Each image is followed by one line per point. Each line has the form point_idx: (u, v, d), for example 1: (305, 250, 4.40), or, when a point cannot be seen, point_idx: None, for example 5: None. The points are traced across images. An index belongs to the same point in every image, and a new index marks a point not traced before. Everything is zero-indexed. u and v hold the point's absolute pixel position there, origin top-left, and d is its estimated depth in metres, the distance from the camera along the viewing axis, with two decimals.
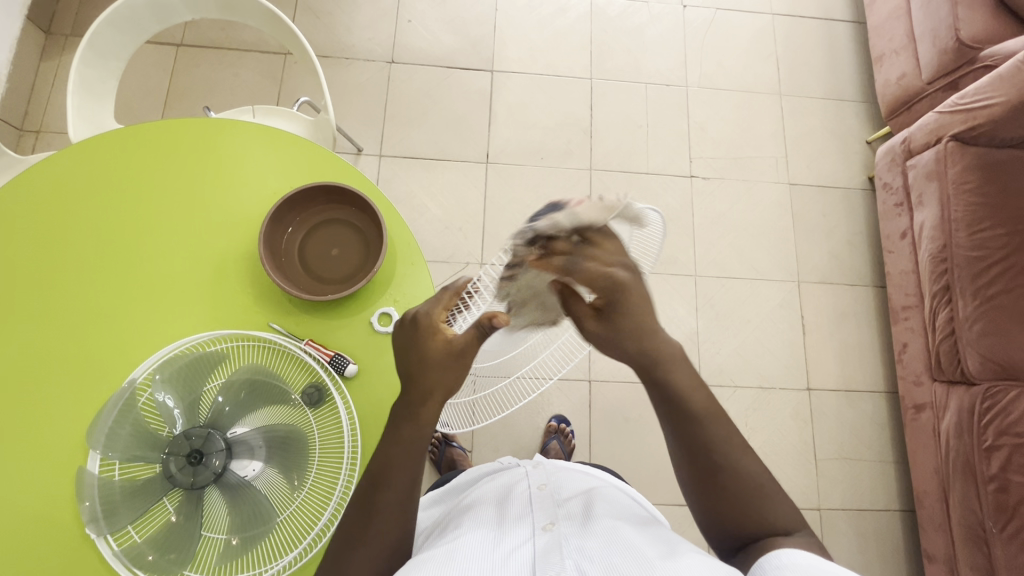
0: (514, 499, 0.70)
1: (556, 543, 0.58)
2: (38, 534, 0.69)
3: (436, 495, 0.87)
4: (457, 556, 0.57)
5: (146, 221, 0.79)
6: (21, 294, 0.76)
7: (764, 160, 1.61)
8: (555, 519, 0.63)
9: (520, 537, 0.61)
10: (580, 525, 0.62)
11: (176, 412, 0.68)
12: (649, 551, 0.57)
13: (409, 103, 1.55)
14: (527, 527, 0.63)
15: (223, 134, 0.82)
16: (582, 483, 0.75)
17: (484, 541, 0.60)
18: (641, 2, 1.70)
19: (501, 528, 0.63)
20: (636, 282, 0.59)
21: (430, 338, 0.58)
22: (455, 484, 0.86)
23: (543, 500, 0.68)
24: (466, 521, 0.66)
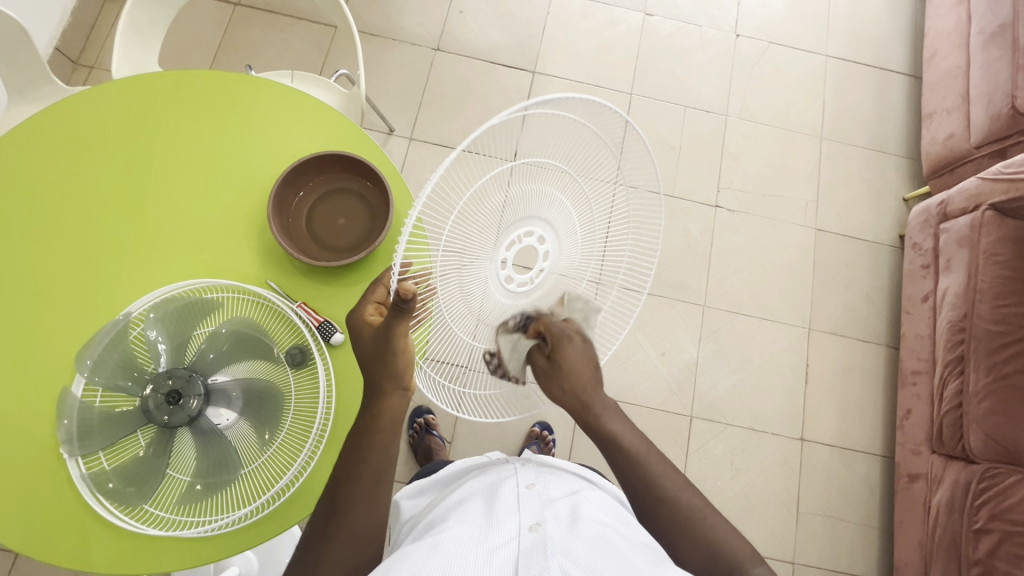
0: (501, 494, 0.68)
1: (543, 544, 0.58)
2: (15, 445, 0.72)
3: (423, 484, 0.86)
4: (443, 554, 0.57)
5: (164, 169, 0.81)
6: (38, 215, 0.79)
7: (793, 201, 1.58)
8: (543, 519, 0.62)
9: (506, 536, 0.60)
10: (567, 527, 0.61)
11: (162, 351, 0.70)
12: (634, 558, 0.57)
13: (448, 91, 1.57)
14: (512, 525, 0.62)
15: (252, 94, 0.84)
16: (570, 483, 0.74)
17: (470, 537, 0.59)
18: (694, 25, 1.69)
19: (486, 523, 0.62)
20: (584, 347, 0.68)
21: (363, 329, 0.62)
22: (443, 474, 0.85)
23: (530, 498, 0.67)
24: (455, 515, 0.66)
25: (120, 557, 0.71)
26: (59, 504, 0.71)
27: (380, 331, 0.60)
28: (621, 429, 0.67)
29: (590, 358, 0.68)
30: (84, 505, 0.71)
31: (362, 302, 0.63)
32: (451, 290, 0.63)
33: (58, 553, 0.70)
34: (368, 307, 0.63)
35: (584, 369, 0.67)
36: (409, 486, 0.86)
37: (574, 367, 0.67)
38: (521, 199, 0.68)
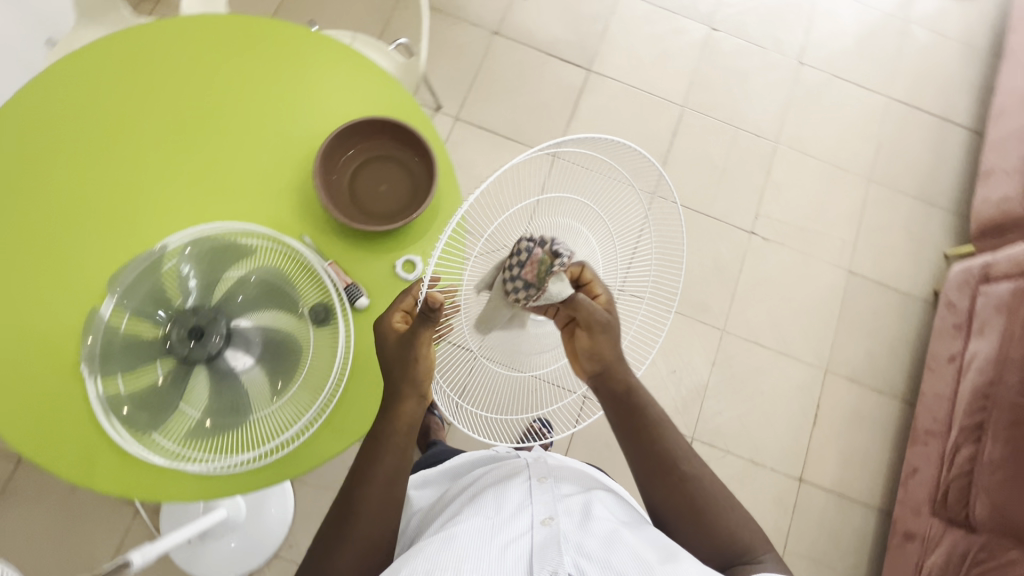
0: (513, 486, 0.69)
1: (555, 540, 0.59)
2: (40, 354, 0.74)
3: (429, 475, 0.87)
4: (460, 549, 0.58)
5: (216, 109, 0.82)
6: (89, 136, 0.80)
7: (830, 240, 1.55)
8: (554, 515, 0.64)
9: (518, 530, 0.61)
10: (580, 524, 0.63)
11: (193, 287, 0.72)
12: (648, 555, 0.60)
13: (500, 76, 1.56)
14: (525, 519, 0.63)
15: (314, 49, 0.84)
16: (580, 482, 0.75)
17: (484, 529, 0.61)
18: (758, 47, 1.66)
19: (499, 515, 0.63)
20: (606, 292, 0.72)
21: (388, 336, 0.65)
22: (447, 467, 0.87)
23: (543, 492, 0.68)
24: (468, 507, 0.67)
25: (118, 481, 0.72)
26: (72, 418, 0.73)
27: (405, 337, 0.63)
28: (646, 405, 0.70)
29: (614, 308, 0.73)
30: (92, 425, 0.73)
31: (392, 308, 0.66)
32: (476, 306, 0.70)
33: (60, 467, 0.72)
34: (395, 315, 0.66)
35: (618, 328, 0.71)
36: (416, 475, 0.88)
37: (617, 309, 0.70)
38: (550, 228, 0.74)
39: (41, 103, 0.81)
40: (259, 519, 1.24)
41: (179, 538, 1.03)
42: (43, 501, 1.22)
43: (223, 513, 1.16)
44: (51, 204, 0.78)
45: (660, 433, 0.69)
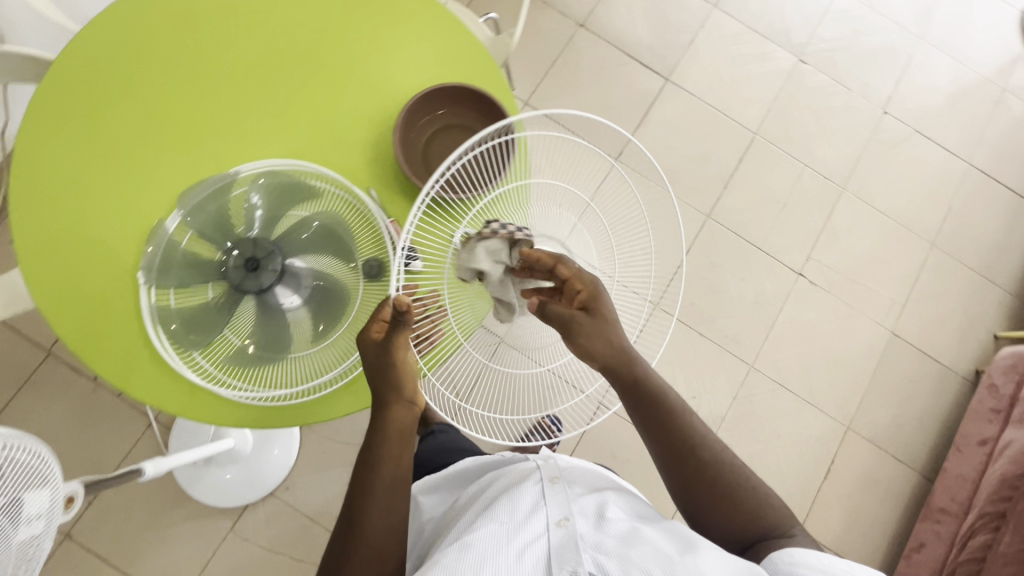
0: (525, 485, 0.70)
1: (573, 541, 0.63)
2: (99, 253, 0.75)
3: (438, 481, 0.89)
4: (475, 561, 0.60)
5: (310, 48, 0.82)
6: (181, 46, 0.80)
7: (878, 297, 1.50)
8: (569, 515, 0.66)
9: (535, 532, 0.64)
10: (597, 524, 0.66)
11: (257, 218, 0.73)
12: (668, 546, 0.62)
13: (577, 69, 1.54)
14: (540, 520, 0.66)
15: (418, 10, 0.85)
16: (592, 478, 0.76)
17: (499, 535, 0.63)
18: (843, 88, 1.61)
19: (513, 518, 0.65)
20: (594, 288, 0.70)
21: (366, 346, 0.65)
22: (457, 471, 0.88)
23: (556, 491, 0.69)
24: (483, 508, 0.69)
25: (153, 391, 0.74)
26: (118, 322, 0.74)
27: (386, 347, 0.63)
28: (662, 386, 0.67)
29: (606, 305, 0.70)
30: (137, 333, 0.74)
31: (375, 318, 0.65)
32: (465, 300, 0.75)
33: (101, 366, 0.73)
34: (373, 324, 0.65)
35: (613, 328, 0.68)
36: (427, 479, 0.89)
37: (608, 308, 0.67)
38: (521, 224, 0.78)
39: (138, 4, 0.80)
40: (263, 457, 1.26)
41: (188, 458, 1.05)
42: (64, 396, 1.25)
43: (231, 443, 1.18)
44: (131, 107, 0.78)
45: (681, 421, 0.67)
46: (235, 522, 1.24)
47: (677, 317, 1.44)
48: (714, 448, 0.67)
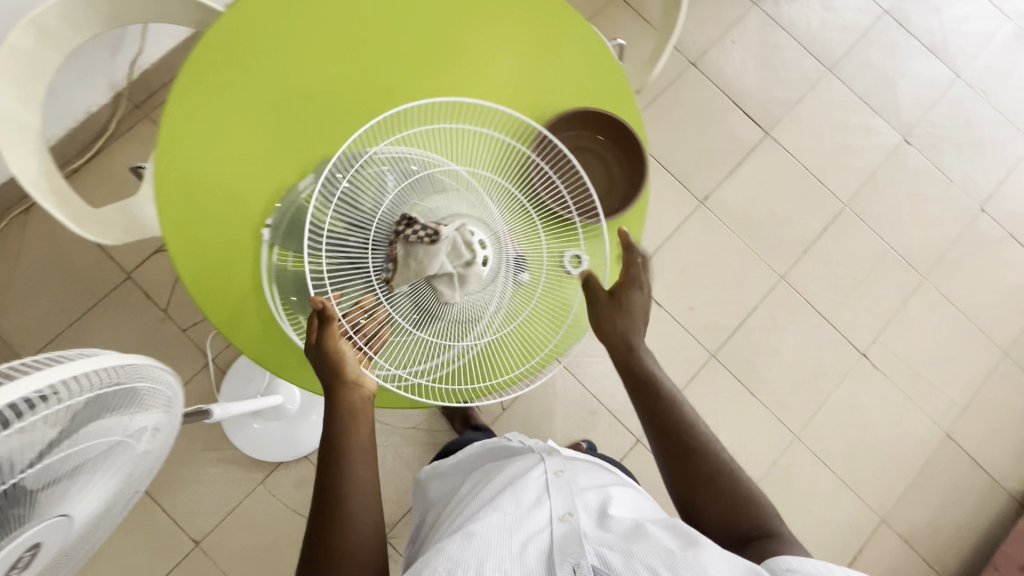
0: (529, 477, 0.70)
1: (576, 536, 0.62)
2: (230, 204, 0.77)
3: (445, 470, 0.93)
4: (478, 549, 0.59)
5: (464, 48, 0.84)
6: (343, 21, 0.82)
7: (939, 395, 1.46)
8: (573, 511, 0.65)
9: (537, 525, 0.64)
10: (601, 521, 0.65)
11: (388, 193, 0.70)
12: (670, 540, 0.61)
13: (680, 105, 1.53)
14: (542, 513, 0.65)
15: (573, 32, 0.87)
16: (599, 475, 0.75)
17: (502, 526, 0.62)
18: (944, 176, 1.57)
19: (517, 511, 0.64)
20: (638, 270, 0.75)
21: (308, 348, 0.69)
22: (465, 458, 0.91)
23: (560, 487, 0.69)
24: (485, 497, 0.68)
25: (257, 345, 0.77)
26: (236, 273, 0.77)
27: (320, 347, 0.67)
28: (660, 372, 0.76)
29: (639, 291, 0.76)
30: (252, 287, 0.77)
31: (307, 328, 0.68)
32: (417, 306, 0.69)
33: (213, 311, 0.76)
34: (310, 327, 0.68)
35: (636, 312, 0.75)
36: (432, 466, 0.96)
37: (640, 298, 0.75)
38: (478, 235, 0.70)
39: None
40: (304, 419, 1.29)
41: (244, 408, 1.08)
42: (132, 321, 1.30)
43: (281, 400, 1.21)
44: (287, 71, 0.80)
45: (674, 407, 0.74)
46: (267, 476, 1.28)
47: (731, 370, 1.42)
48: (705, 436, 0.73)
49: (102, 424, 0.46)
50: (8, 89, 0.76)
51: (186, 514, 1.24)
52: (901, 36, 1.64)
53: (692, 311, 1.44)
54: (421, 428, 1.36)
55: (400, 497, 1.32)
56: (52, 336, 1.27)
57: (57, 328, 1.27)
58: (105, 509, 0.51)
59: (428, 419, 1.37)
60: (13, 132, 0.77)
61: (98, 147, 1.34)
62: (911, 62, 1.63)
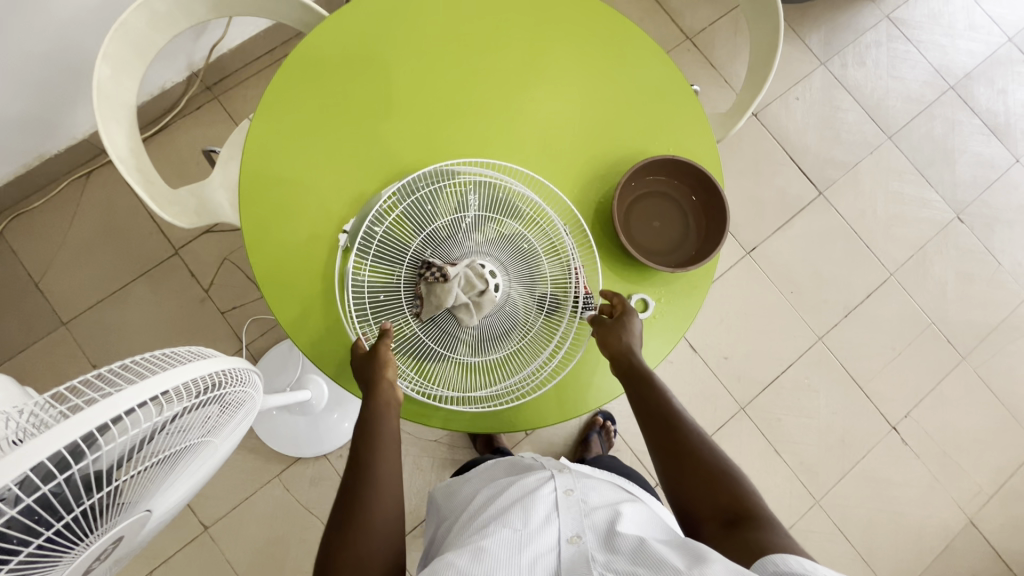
0: (538, 495, 0.67)
1: (583, 560, 0.59)
2: (309, 205, 0.78)
3: (459, 482, 0.88)
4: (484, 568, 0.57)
5: (556, 81, 0.85)
6: (443, 40, 0.83)
7: (967, 480, 1.43)
8: (581, 532, 0.63)
9: (545, 544, 0.61)
10: (609, 539, 0.61)
11: (465, 218, 0.74)
12: (677, 558, 0.55)
13: (738, 154, 1.53)
14: (551, 532, 0.62)
15: (665, 79, 0.88)
16: (611, 494, 0.71)
17: (511, 542, 0.60)
18: (994, 257, 1.56)
19: (524, 529, 0.62)
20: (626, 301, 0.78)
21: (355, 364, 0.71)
22: (479, 471, 0.87)
23: (570, 505, 0.66)
24: (495, 512, 0.66)
25: (317, 349, 0.77)
26: (307, 274, 0.77)
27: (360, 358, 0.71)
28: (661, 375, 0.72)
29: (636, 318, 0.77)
30: (320, 290, 0.77)
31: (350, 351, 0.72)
32: (440, 318, 0.73)
33: (279, 308, 0.76)
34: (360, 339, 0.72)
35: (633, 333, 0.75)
36: (446, 481, 0.90)
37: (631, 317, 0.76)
38: (503, 260, 0.74)
39: None
40: (330, 417, 1.28)
41: (281, 403, 1.07)
42: (174, 297, 1.31)
43: (310, 395, 1.19)
44: (381, 81, 0.81)
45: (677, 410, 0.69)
46: (284, 470, 1.27)
47: (758, 426, 1.41)
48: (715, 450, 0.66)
49: (192, 423, 0.46)
50: (111, 66, 0.77)
51: (199, 498, 1.23)
52: (963, 113, 1.64)
53: (727, 361, 1.43)
54: (441, 442, 1.35)
55: (413, 508, 1.31)
56: (94, 301, 1.28)
57: (100, 294, 1.29)
58: (175, 509, 0.50)
59: (450, 434, 1.36)
60: (110, 107, 0.78)
61: (165, 122, 1.36)
62: (971, 140, 1.63)
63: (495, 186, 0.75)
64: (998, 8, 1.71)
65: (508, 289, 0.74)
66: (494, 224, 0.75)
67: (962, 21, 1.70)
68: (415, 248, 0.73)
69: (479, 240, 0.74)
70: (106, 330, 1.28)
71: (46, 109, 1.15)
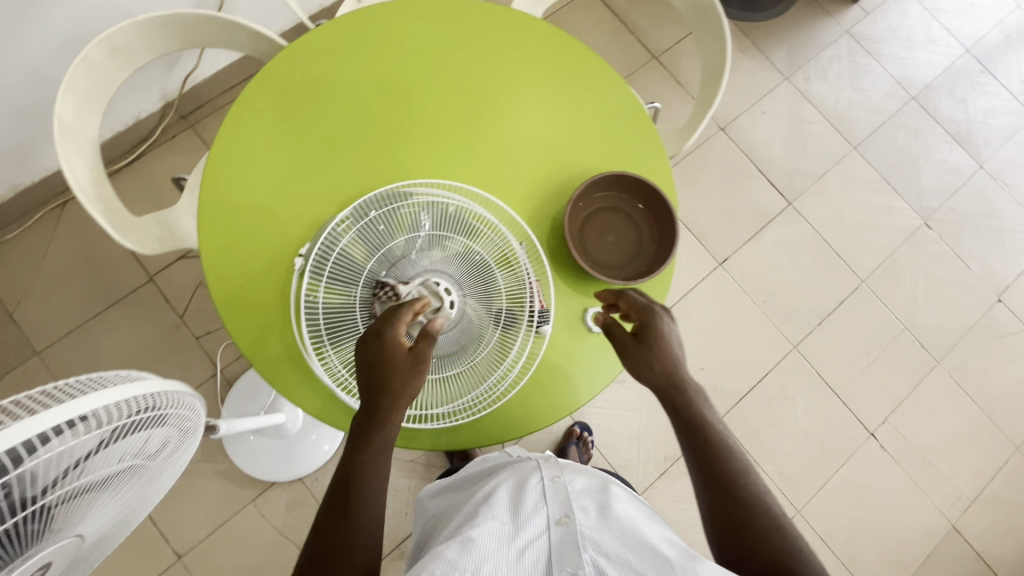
0: (526, 485, 0.70)
1: (574, 539, 0.61)
2: (267, 230, 0.79)
3: (444, 487, 0.88)
4: (476, 554, 0.58)
5: (509, 103, 0.87)
6: (397, 66, 0.85)
7: (948, 485, 1.43)
8: (569, 513, 0.66)
9: (535, 530, 0.63)
10: (598, 523, 0.64)
11: (418, 237, 0.75)
12: (670, 551, 0.60)
13: (707, 168, 1.56)
14: (540, 519, 0.65)
15: (617, 98, 0.90)
16: (596, 481, 0.75)
17: (499, 533, 0.62)
18: (963, 262, 1.58)
19: (514, 519, 0.64)
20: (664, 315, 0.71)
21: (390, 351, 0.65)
22: (461, 477, 0.88)
23: (558, 492, 0.69)
24: (483, 503, 0.68)
25: (277, 372, 0.78)
26: (266, 298, 0.78)
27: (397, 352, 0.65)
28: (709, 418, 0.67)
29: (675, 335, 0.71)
30: (279, 314, 0.78)
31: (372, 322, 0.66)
32: None
33: (239, 333, 0.78)
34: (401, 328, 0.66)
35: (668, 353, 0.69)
36: (433, 484, 0.91)
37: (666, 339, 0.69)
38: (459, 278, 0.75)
39: (375, 22, 0.86)
40: (305, 440, 1.29)
41: (248, 426, 1.07)
42: (148, 323, 1.31)
43: (283, 419, 1.20)
44: (337, 109, 0.83)
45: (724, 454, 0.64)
46: (259, 494, 1.26)
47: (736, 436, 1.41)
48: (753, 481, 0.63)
49: (126, 446, 0.46)
50: (72, 101, 0.79)
51: (172, 526, 1.22)
52: (926, 122, 1.68)
53: (702, 371, 1.43)
54: (418, 462, 1.35)
55: (390, 530, 1.30)
56: (67, 330, 1.28)
57: (74, 323, 1.29)
58: (111, 532, 0.52)
59: (427, 453, 1.36)
60: (71, 140, 0.80)
61: (139, 152, 1.38)
62: (935, 148, 1.66)
63: (449, 205, 0.77)
64: (955, 21, 1.77)
65: (463, 306, 0.74)
66: (447, 243, 0.76)
67: (921, 34, 1.75)
68: (369, 268, 0.74)
69: (435, 260, 0.75)
70: (80, 359, 1.28)
71: (19, 143, 1.17)
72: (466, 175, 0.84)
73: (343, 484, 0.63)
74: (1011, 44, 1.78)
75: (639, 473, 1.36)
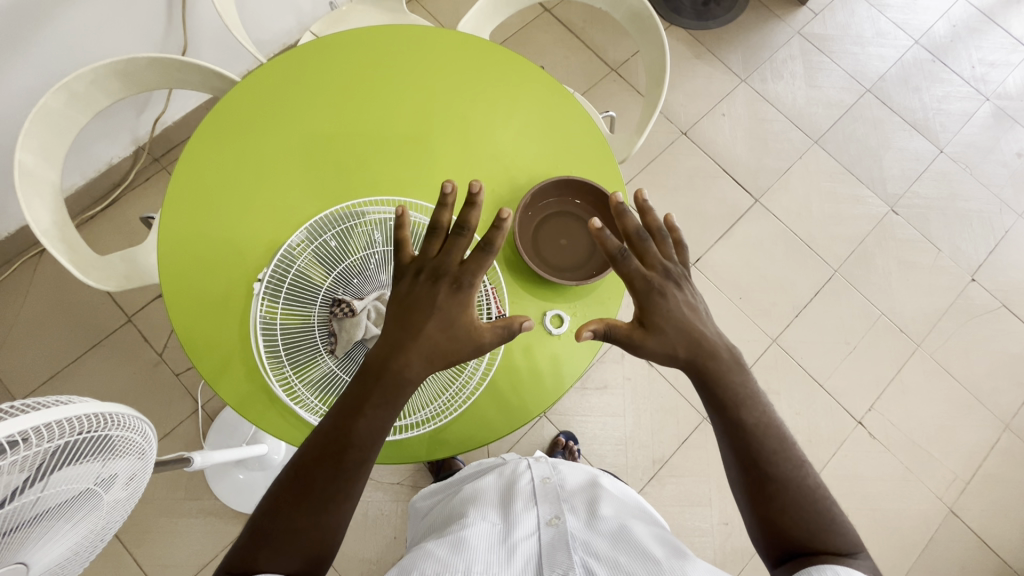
0: (518, 487, 0.73)
1: (564, 539, 0.63)
2: (226, 259, 0.81)
3: (436, 488, 0.91)
4: (466, 555, 0.60)
5: (459, 122, 0.90)
6: (347, 95, 0.88)
7: (941, 468, 1.42)
8: (560, 512, 0.67)
9: (526, 530, 0.65)
10: (588, 523, 0.67)
11: (374, 253, 0.77)
12: (658, 551, 0.62)
13: (672, 172, 1.60)
14: (531, 518, 0.67)
15: (564, 110, 0.93)
16: (584, 483, 0.78)
17: (490, 534, 0.64)
18: (933, 245, 1.60)
19: (505, 521, 0.66)
20: (673, 283, 0.63)
21: (461, 315, 0.63)
22: (452, 481, 0.89)
23: (547, 492, 0.72)
24: (475, 506, 0.70)
25: (243, 397, 0.79)
26: (228, 325, 0.80)
27: (465, 315, 0.63)
28: (749, 402, 0.61)
29: (690, 301, 0.64)
30: (241, 340, 0.80)
31: (450, 252, 0.64)
32: (355, 348, 0.74)
33: (203, 363, 0.79)
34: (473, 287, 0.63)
35: (686, 324, 0.62)
36: (427, 488, 0.92)
37: (677, 316, 0.62)
38: None
39: (324, 54, 0.90)
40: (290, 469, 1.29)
41: (226, 457, 1.06)
42: (127, 364, 1.32)
43: (266, 449, 1.20)
44: (291, 138, 0.86)
45: (762, 438, 0.59)
46: None
47: None
48: (790, 464, 0.59)
49: (72, 477, 0.47)
50: (31, 148, 0.82)
51: (159, 567, 1.21)
52: (883, 113, 1.72)
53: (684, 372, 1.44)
54: (405, 484, 1.34)
55: (381, 556, 1.28)
56: (47, 376, 1.29)
57: (54, 368, 1.30)
58: (62, 556, 0.53)
59: (413, 474, 1.35)
60: (32, 185, 0.82)
61: (115, 196, 1.41)
62: (894, 137, 1.70)
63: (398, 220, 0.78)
64: (901, 14, 1.83)
65: None
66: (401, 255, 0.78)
67: (870, 29, 1.81)
68: (327, 287, 0.75)
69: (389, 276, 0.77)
70: None
71: None
72: (420, 193, 0.86)
73: (337, 438, 0.60)
74: (958, 32, 1.83)
75: (629, 478, 1.35)
